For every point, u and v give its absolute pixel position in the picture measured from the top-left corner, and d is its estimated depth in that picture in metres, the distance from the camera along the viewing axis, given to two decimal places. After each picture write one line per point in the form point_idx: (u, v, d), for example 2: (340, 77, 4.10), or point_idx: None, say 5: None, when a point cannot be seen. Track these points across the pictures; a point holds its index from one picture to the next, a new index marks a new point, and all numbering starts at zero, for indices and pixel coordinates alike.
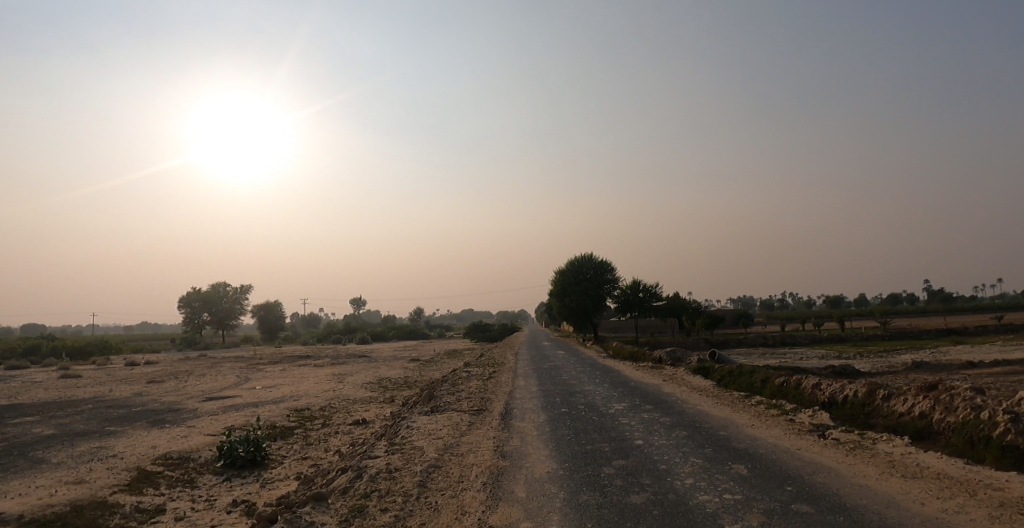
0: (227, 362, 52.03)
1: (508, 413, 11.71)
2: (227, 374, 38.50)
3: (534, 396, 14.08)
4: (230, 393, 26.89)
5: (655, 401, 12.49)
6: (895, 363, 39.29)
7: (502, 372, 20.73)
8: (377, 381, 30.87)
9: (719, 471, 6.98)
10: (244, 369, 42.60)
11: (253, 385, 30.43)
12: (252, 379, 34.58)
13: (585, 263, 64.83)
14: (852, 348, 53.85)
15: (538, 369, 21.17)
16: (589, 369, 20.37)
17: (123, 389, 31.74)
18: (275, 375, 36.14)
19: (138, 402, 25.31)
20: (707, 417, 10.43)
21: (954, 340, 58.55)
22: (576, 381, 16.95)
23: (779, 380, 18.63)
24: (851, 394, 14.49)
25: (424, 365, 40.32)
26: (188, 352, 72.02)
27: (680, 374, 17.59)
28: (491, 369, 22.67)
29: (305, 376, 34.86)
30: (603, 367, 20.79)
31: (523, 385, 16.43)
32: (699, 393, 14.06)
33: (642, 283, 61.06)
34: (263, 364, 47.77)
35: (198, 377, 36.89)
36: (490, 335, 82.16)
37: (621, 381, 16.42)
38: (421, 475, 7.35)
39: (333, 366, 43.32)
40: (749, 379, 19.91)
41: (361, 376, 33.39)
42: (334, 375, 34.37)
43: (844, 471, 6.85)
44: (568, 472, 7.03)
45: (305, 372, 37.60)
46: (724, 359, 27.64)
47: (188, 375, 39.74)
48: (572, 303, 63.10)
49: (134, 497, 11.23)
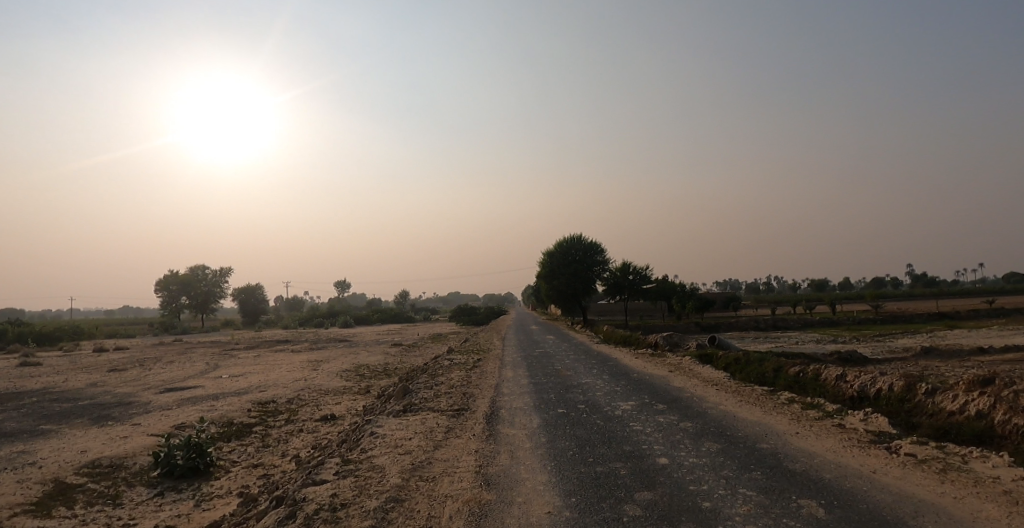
0: (200, 348, 49.57)
1: (494, 416, 9.74)
2: (196, 361, 36.14)
3: (526, 392, 12.10)
4: (193, 383, 24.65)
5: (668, 399, 10.56)
6: (896, 349, 37.97)
7: (488, 361, 18.75)
8: (355, 368, 28.84)
9: (784, 509, 5.08)
10: (216, 355, 40.18)
11: (220, 374, 28.20)
12: (222, 366, 32.36)
13: (573, 244, 62.94)
14: (847, 333, 52.46)
15: (528, 356, 19.24)
16: (584, 358, 18.41)
17: (78, 379, 29.30)
18: (246, 362, 33.78)
19: (89, 394, 22.99)
20: (738, 423, 8.51)
21: (948, 325, 57.51)
22: (571, 372, 15.03)
23: (795, 370, 16.83)
24: (886, 388, 12.71)
25: (406, 351, 38.16)
26: (162, 338, 69.12)
27: (687, 364, 15.73)
28: (476, 358, 20.66)
29: (278, 363, 32.61)
30: (599, 355, 18.82)
31: (511, 377, 14.47)
32: (715, 386, 12.17)
33: (633, 265, 59.28)
34: (237, 350, 45.36)
35: (163, 365, 34.49)
36: (477, 319, 80.19)
37: (621, 372, 14.50)
38: (374, 518, 5.39)
39: (311, 351, 41.22)
40: (760, 368, 18.08)
41: (339, 362, 31.34)
42: (309, 362, 32.19)
43: (957, 511, 5.01)
44: (575, 516, 5.09)
45: (280, 359, 35.43)
46: (725, 345, 25.92)
47: (154, 362, 37.32)
48: (561, 285, 61.27)
49: (36, 521, 9.17)
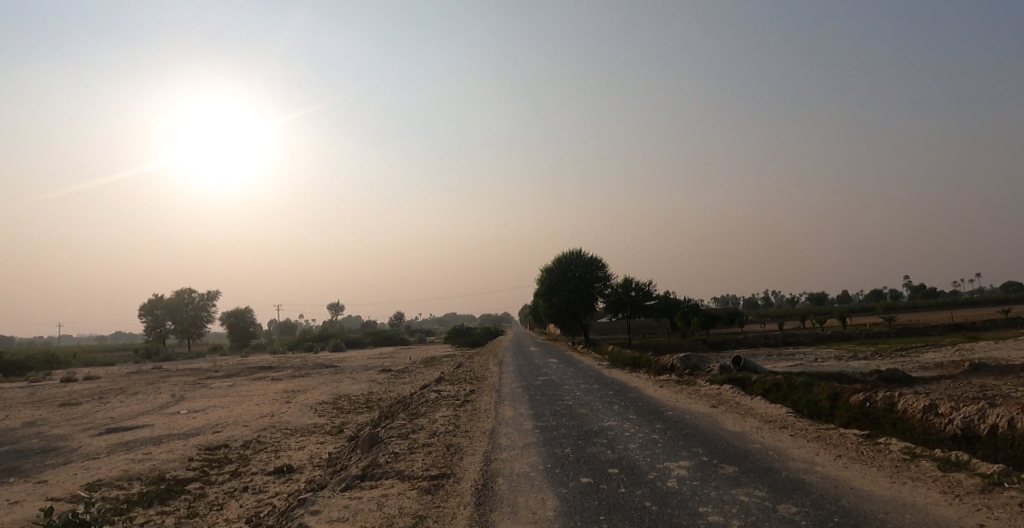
0: (173, 377, 45.86)
1: (487, 493, 6.61)
2: (163, 393, 32.74)
3: (531, 443, 8.91)
4: (142, 422, 21.31)
5: (736, 458, 7.44)
6: (927, 364, 34.89)
7: (482, 394, 15.60)
8: (334, 399, 25.57)
9: None
10: (185, 385, 36.71)
11: (179, 408, 24.79)
12: (185, 399, 28.87)
13: (572, 259, 59.92)
14: (866, 347, 49.52)
15: (530, 387, 16.13)
16: (598, 387, 15.29)
17: (18, 416, 25.77)
18: (216, 394, 30.42)
19: (14, 437, 19.59)
20: (873, 509, 5.44)
21: (968, 336, 54.59)
22: (586, 409, 11.95)
23: (859, 398, 13.81)
24: (1006, 426, 9.72)
25: (395, 378, 34.87)
26: (140, 366, 65.27)
27: (729, 396, 12.67)
28: (468, 388, 17.44)
29: (251, 394, 29.30)
30: (615, 384, 15.65)
31: (511, 418, 11.33)
32: (786, 429, 9.13)
33: (635, 281, 56.29)
34: (212, 379, 41.76)
35: (124, 398, 31.06)
36: (473, 340, 76.82)
37: (650, 409, 11.42)
38: None
39: (291, 379, 37.79)
40: (810, 396, 15.06)
41: (317, 393, 28.07)
42: (284, 393, 28.86)
43: None
44: None
45: (253, 389, 31.99)
46: (752, 366, 22.84)
47: (117, 394, 33.91)
48: (561, 303, 58.14)
49: None
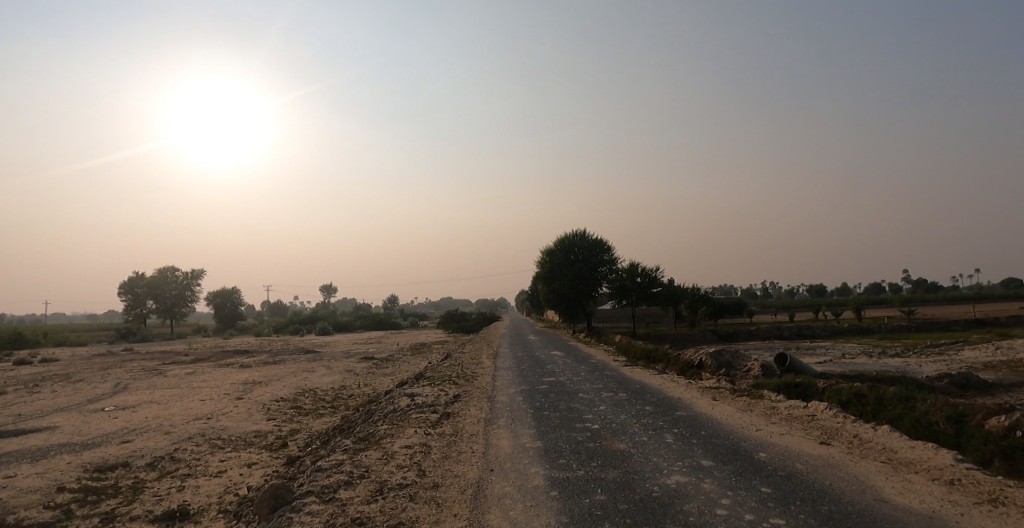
0: (135, 361, 41.44)
1: None
2: (107, 381, 28.42)
3: None
4: (47, 423, 17.03)
5: None
6: (974, 364, 30.95)
7: (469, 404, 11.38)
8: (296, 395, 21.44)
9: None
10: (139, 371, 32.37)
11: (109, 403, 20.62)
12: (126, 390, 24.67)
13: (575, 240, 55.60)
14: (892, 342, 45.59)
15: (534, 394, 11.97)
16: (627, 398, 11.21)
17: None
18: (165, 384, 26.14)
19: None
20: None
21: (998, 333, 50.61)
22: (627, 440, 7.81)
23: (1001, 422, 9.71)
24: None
25: (377, 367, 30.78)
26: (111, 347, 60.66)
27: (834, 423, 8.57)
28: (450, 393, 13.20)
29: (204, 385, 25.10)
30: (652, 395, 11.43)
31: (510, 459, 7.15)
32: (1012, 515, 5.04)
33: (641, 266, 52.17)
34: (175, 364, 37.44)
35: (57, 388, 26.69)
36: (467, 326, 72.56)
37: (730, 447, 7.31)
38: None
39: (260, 367, 33.56)
40: (921, 415, 11.03)
41: (279, 386, 23.96)
42: (242, 385, 24.64)
43: None
44: None
45: (212, 378, 27.82)
46: (800, 366, 18.81)
47: (55, 381, 29.54)
48: (562, 288, 54.07)
49: None
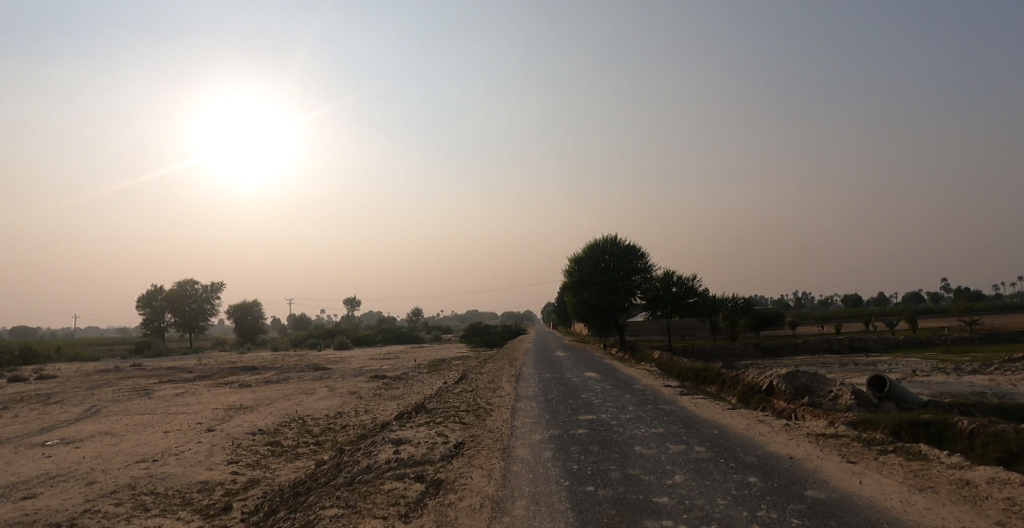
0: (130, 379, 38.30)
1: None
2: (82, 405, 25.21)
3: None
4: None
5: None
6: None
7: (470, 466, 7.64)
8: (278, 425, 17.90)
9: None
10: (124, 393, 29.12)
11: (55, 435, 17.27)
12: (91, 416, 21.37)
13: (606, 247, 51.60)
14: (962, 356, 40.72)
15: (570, 447, 8.19)
16: (714, 457, 7.36)
17: None
18: (141, 409, 22.83)
19: None
20: None
21: None
22: None
23: None
24: None
25: (385, 388, 27.29)
26: (119, 363, 58.07)
27: None
28: (449, 440, 9.48)
29: (182, 412, 21.73)
30: (748, 451, 7.61)
31: None
32: None
33: (676, 275, 48.13)
34: (169, 383, 34.23)
35: (23, 412, 23.56)
36: (490, 340, 68.63)
37: None
38: None
39: (258, 387, 30.16)
40: None
41: (266, 412, 20.51)
42: (224, 411, 21.19)
43: None
44: None
45: (195, 402, 24.44)
46: (901, 392, 14.74)
47: (29, 403, 26.49)
48: (591, 299, 50.09)
49: None
